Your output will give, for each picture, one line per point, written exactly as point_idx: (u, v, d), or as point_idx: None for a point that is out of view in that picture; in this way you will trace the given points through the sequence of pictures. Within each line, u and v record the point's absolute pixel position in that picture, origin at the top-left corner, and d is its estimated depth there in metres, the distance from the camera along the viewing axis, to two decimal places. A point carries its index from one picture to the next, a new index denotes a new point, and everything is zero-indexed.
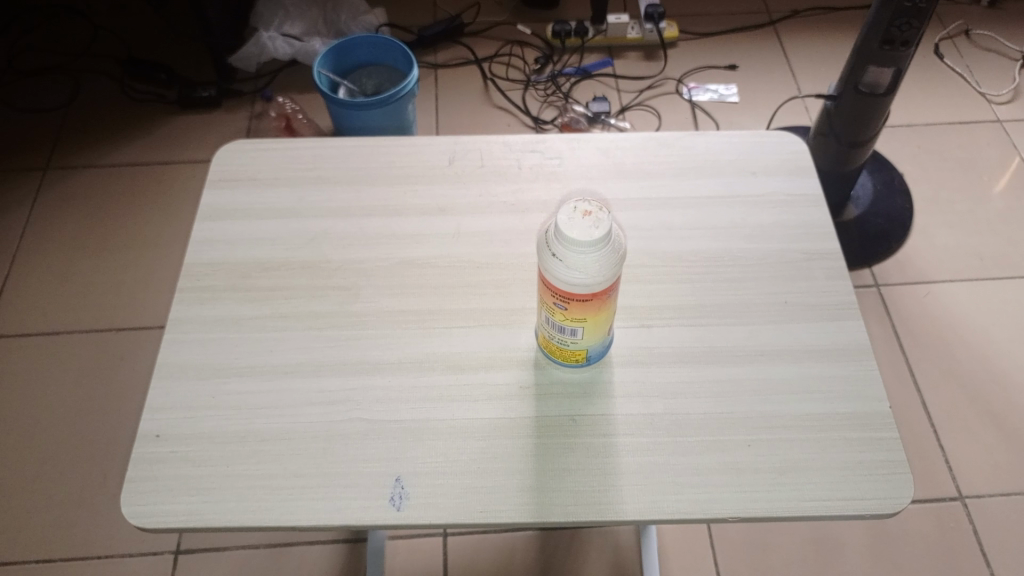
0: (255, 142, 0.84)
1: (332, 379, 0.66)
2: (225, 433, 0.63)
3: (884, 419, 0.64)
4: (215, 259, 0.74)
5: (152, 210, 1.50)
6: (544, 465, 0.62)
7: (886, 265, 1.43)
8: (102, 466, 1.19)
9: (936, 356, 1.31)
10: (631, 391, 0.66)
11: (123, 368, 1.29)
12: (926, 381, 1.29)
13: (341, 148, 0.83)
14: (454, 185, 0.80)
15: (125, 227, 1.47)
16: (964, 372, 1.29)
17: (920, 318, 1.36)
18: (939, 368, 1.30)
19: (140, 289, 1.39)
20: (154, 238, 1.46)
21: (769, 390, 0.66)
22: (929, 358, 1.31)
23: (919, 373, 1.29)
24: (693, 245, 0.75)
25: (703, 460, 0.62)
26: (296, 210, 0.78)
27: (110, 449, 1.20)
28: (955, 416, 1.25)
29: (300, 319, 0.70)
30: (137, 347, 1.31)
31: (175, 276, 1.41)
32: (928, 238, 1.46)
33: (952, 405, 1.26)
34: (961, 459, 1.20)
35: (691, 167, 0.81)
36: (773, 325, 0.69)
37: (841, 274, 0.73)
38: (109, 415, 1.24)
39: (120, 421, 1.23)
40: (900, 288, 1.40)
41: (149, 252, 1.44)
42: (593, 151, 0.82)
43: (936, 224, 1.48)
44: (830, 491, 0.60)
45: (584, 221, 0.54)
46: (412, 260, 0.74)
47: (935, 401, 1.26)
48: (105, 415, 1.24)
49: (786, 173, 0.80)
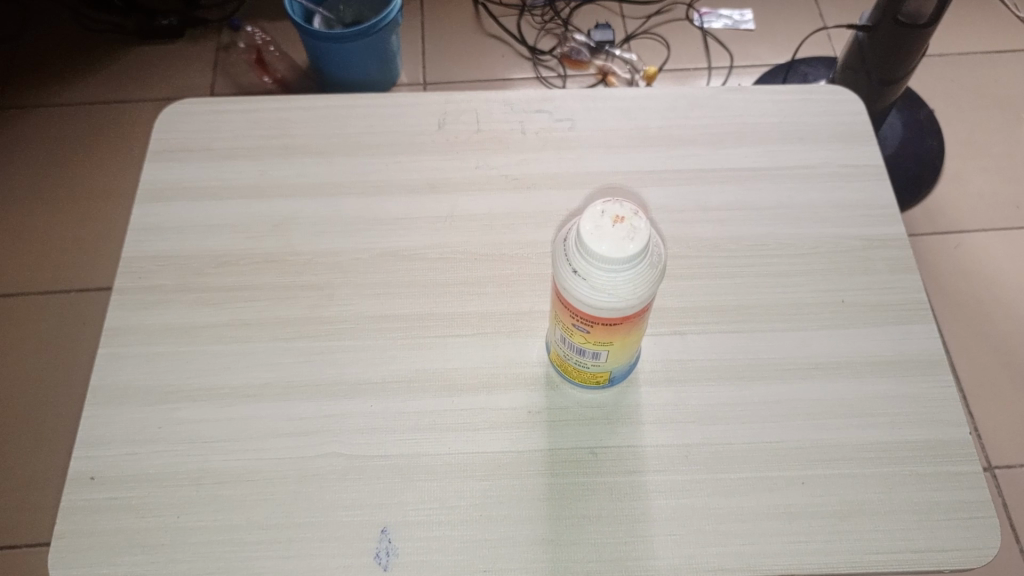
0: (206, 102, 0.70)
1: (304, 405, 0.55)
2: (176, 474, 0.53)
3: (963, 449, 0.54)
4: (161, 251, 0.62)
5: (105, 154, 1.34)
6: (559, 511, 0.52)
7: (914, 213, 1.31)
8: (50, 447, 1.06)
9: (967, 313, 1.20)
10: (661, 416, 0.55)
11: (71, 336, 1.15)
12: (955, 341, 1.18)
13: (310, 109, 0.69)
14: (446, 155, 0.67)
15: (76, 175, 1.32)
16: (998, 333, 1.18)
17: (952, 271, 1.24)
18: (970, 329, 1.19)
19: (91, 243, 1.24)
20: (107, 185, 1.30)
21: (824, 412, 0.55)
22: (960, 315, 1.20)
23: (949, 334, 1.19)
24: (731, 229, 0.63)
25: (749, 503, 0.52)
26: (257, 188, 0.65)
27: (59, 428, 1.08)
28: (986, 379, 1.15)
29: (266, 326, 0.58)
30: (90, 311, 1.18)
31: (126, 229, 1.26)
32: (962, 184, 1.33)
33: (982, 369, 1.15)
34: (992, 427, 1.11)
35: (727, 132, 0.68)
36: (829, 331, 0.58)
37: (907, 266, 0.61)
38: (56, 390, 1.11)
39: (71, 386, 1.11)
40: (929, 239, 1.28)
41: (103, 201, 1.29)
42: (612, 113, 0.69)
43: (970, 167, 1.35)
44: (901, 540, 0.51)
45: (615, 230, 0.42)
46: (399, 251, 0.62)
47: (964, 364, 1.16)
48: (53, 390, 1.11)
49: (840, 138, 0.67)
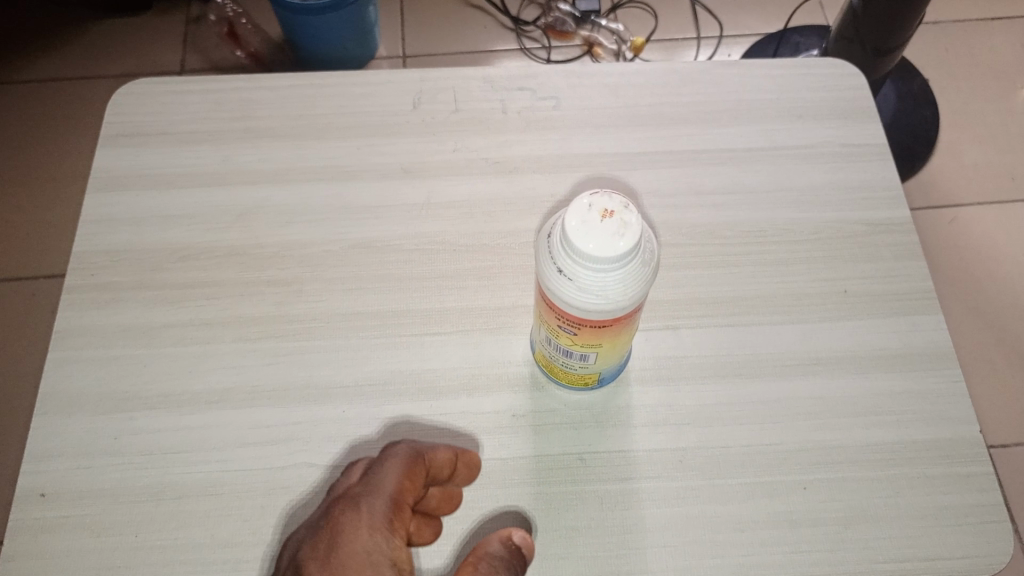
0: (163, 82, 0.65)
1: (272, 411, 0.51)
2: (134, 489, 0.49)
3: (973, 447, 0.51)
4: (115, 245, 0.57)
5: (51, 132, 1.22)
6: (546, 523, 0.49)
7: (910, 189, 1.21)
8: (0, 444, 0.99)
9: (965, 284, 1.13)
10: (653, 418, 0.52)
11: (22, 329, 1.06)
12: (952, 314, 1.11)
13: (275, 89, 0.64)
14: (422, 137, 0.62)
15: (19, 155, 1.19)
16: (997, 307, 1.11)
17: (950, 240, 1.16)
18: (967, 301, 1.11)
19: (39, 228, 1.13)
20: (55, 165, 1.19)
21: (827, 411, 0.52)
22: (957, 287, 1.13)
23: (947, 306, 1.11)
24: (726, 214, 0.59)
25: (747, 510, 0.49)
26: (219, 175, 0.60)
27: (9, 424, 1.00)
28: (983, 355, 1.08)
29: (229, 326, 0.54)
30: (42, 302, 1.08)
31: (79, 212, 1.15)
32: (957, 156, 1.23)
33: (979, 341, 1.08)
34: (990, 406, 1.05)
35: (722, 110, 0.64)
36: (832, 323, 0.55)
37: (912, 252, 0.58)
38: (8, 385, 1.03)
39: (24, 379, 1.03)
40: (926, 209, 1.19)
41: (51, 182, 1.17)
42: (599, 90, 0.65)
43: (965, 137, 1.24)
44: (908, 548, 0.48)
45: (604, 226, 0.38)
46: (372, 243, 0.58)
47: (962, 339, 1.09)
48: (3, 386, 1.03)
49: (841, 115, 0.64)
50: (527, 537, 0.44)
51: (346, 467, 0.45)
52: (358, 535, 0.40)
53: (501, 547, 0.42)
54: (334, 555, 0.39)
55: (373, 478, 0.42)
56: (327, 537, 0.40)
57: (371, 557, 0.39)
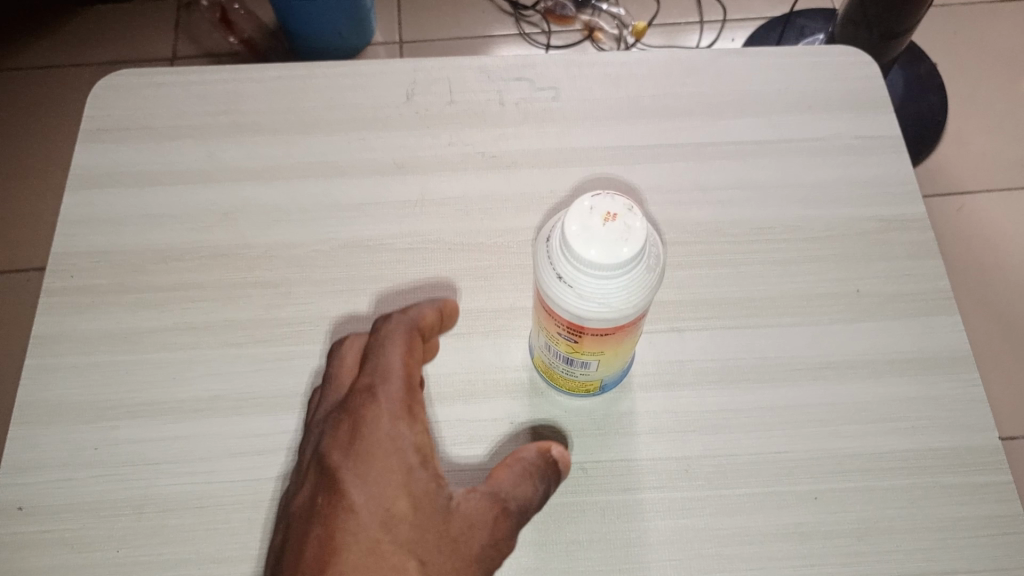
0: (146, 74, 0.62)
1: (259, 420, 0.49)
2: (116, 503, 0.47)
3: (991, 456, 0.49)
4: (96, 245, 0.55)
5: (32, 124, 1.18)
6: (546, 536, 0.47)
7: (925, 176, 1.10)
8: None
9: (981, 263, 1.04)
10: (657, 426, 0.50)
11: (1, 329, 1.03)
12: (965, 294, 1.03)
13: (262, 81, 0.62)
14: (415, 131, 0.60)
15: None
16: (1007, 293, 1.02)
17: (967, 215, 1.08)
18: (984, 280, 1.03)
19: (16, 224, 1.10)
20: (36, 159, 1.16)
21: (839, 418, 0.50)
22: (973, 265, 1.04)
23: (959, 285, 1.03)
24: (733, 211, 0.57)
25: (756, 522, 0.47)
26: (205, 171, 0.58)
27: None
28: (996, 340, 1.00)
29: (215, 330, 0.52)
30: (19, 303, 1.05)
31: (56, 210, 1.12)
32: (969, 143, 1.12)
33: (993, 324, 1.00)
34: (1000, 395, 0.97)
35: (728, 101, 0.61)
36: (843, 326, 0.53)
37: (927, 250, 0.55)
38: None
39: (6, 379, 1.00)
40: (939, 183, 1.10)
41: (31, 177, 1.14)
42: (600, 80, 0.62)
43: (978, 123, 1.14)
44: (923, 562, 0.46)
45: (606, 231, 0.36)
46: (364, 242, 0.55)
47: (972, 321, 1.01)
48: None
49: (852, 106, 0.61)
50: (563, 450, 0.45)
51: (342, 355, 0.45)
52: (380, 426, 0.39)
53: (537, 455, 0.43)
54: (360, 446, 0.39)
55: (378, 365, 0.41)
56: (349, 429, 0.40)
57: (398, 448, 0.39)
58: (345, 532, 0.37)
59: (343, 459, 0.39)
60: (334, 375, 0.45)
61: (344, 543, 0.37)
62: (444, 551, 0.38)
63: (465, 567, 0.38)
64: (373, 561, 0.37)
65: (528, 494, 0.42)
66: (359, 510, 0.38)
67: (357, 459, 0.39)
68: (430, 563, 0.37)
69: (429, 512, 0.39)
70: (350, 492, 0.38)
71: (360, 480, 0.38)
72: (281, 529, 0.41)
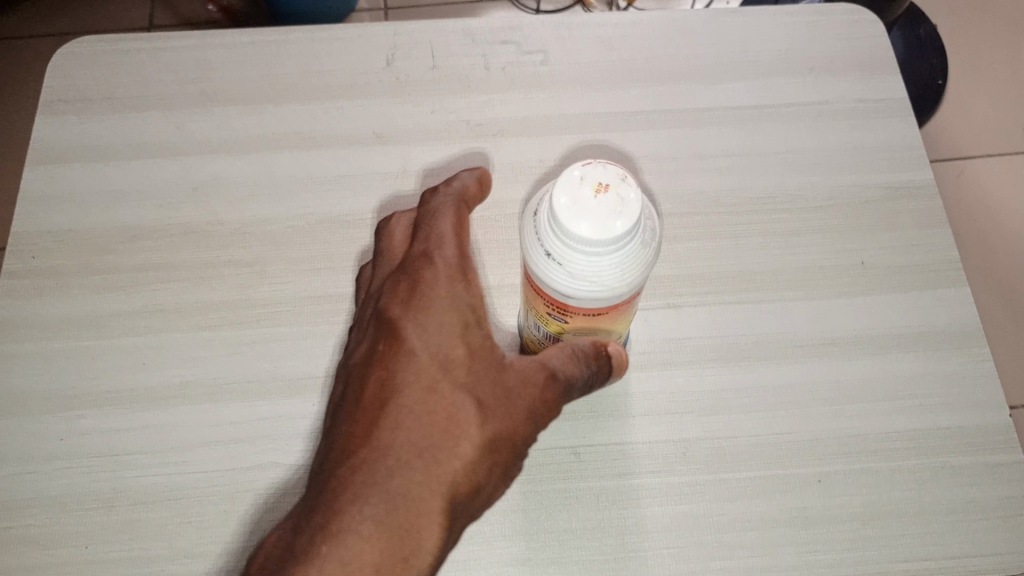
0: (109, 40, 0.59)
1: (234, 407, 0.47)
2: (83, 497, 0.45)
3: (1002, 435, 0.46)
4: (58, 224, 0.52)
5: None
6: (538, 525, 0.44)
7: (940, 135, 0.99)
8: None
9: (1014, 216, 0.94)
10: (652, 408, 0.47)
11: None
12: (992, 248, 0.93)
13: (232, 47, 0.58)
14: (396, 99, 0.57)
15: None
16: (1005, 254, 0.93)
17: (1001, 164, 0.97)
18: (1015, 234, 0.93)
19: None
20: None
21: (844, 397, 0.47)
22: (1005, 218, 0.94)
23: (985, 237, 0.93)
24: (732, 180, 0.54)
25: (757, 508, 0.45)
26: (173, 144, 0.55)
27: None
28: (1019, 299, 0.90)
29: (186, 313, 0.49)
30: None
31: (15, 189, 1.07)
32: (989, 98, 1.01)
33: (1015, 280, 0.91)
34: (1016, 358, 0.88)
35: (725, 63, 0.58)
36: (847, 300, 0.50)
37: (935, 220, 0.53)
38: None
39: None
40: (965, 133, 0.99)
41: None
42: (590, 43, 0.59)
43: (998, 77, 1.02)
44: (931, 547, 0.44)
45: (598, 204, 0.33)
46: (343, 218, 0.52)
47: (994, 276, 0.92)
48: None
49: (856, 68, 0.58)
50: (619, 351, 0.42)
51: (391, 225, 0.43)
52: (439, 284, 0.38)
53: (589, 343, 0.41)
54: (418, 298, 0.38)
55: (430, 229, 0.39)
56: (406, 283, 0.39)
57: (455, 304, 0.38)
58: (404, 376, 0.37)
59: (401, 308, 0.38)
60: (382, 249, 0.43)
61: (403, 387, 0.37)
62: (499, 401, 0.38)
63: (519, 419, 0.38)
64: (431, 404, 0.36)
65: (574, 374, 0.40)
66: (417, 357, 0.37)
67: (414, 310, 0.38)
68: (485, 408, 0.37)
69: (485, 366, 0.38)
70: (409, 340, 0.38)
71: (418, 330, 0.38)
72: (340, 381, 0.40)
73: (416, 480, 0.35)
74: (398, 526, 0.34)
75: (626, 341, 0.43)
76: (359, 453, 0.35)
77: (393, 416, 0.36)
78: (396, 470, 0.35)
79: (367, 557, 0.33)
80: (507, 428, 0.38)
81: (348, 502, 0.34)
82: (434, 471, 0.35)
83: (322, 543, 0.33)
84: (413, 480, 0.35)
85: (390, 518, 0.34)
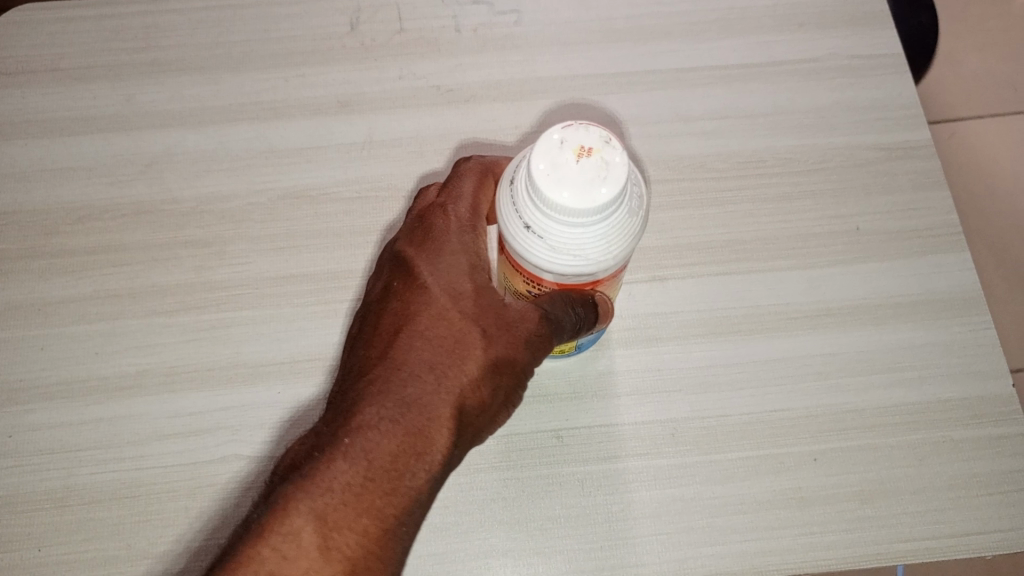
0: (53, 8, 0.55)
1: (194, 396, 0.44)
2: (33, 495, 0.42)
3: (1005, 406, 0.44)
4: (0, 205, 0.49)
5: None
6: (520, 513, 0.42)
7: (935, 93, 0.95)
8: None
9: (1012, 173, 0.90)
10: (638, 387, 0.45)
11: None
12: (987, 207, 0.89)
13: (184, 12, 0.55)
14: (361, 63, 0.53)
15: None
16: (1000, 220, 0.88)
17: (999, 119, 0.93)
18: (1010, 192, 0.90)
19: None
20: None
21: (839, 370, 0.45)
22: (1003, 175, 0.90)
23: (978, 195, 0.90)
24: (719, 143, 0.51)
25: (749, 489, 0.42)
26: (123, 116, 0.51)
27: None
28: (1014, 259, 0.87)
29: (140, 298, 0.46)
30: None
31: None
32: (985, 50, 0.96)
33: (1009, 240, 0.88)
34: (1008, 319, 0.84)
35: (710, 20, 0.55)
36: (842, 267, 0.47)
37: (933, 181, 0.50)
38: None
39: None
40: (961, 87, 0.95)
41: None
42: (567, 1, 0.55)
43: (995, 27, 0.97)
44: (934, 525, 0.41)
45: (578, 170, 0.30)
46: (306, 192, 0.49)
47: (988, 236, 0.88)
48: None
49: (848, 21, 0.55)
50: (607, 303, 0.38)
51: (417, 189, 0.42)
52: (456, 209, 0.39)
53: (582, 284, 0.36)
54: (433, 232, 0.38)
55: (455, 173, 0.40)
56: (426, 216, 0.39)
57: (467, 240, 0.38)
58: (418, 302, 0.37)
59: (416, 243, 0.38)
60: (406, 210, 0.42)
61: (416, 311, 0.36)
62: (505, 326, 0.36)
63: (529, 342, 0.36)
64: (441, 326, 0.36)
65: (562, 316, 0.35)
66: (435, 275, 0.37)
67: (432, 237, 0.38)
68: (498, 325, 0.36)
69: (495, 293, 0.37)
70: (428, 262, 0.38)
71: (431, 259, 0.37)
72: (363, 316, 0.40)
73: (426, 391, 0.35)
74: (412, 427, 0.34)
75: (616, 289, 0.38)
76: (376, 367, 0.36)
77: (407, 334, 0.36)
78: (411, 378, 0.35)
79: (383, 448, 0.34)
80: (519, 350, 0.36)
81: (365, 403, 0.35)
82: (445, 384, 0.35)
83: (343, 438, 0.34)
84: (425, 389, 0.35)
85: (402, 420, 0.34)
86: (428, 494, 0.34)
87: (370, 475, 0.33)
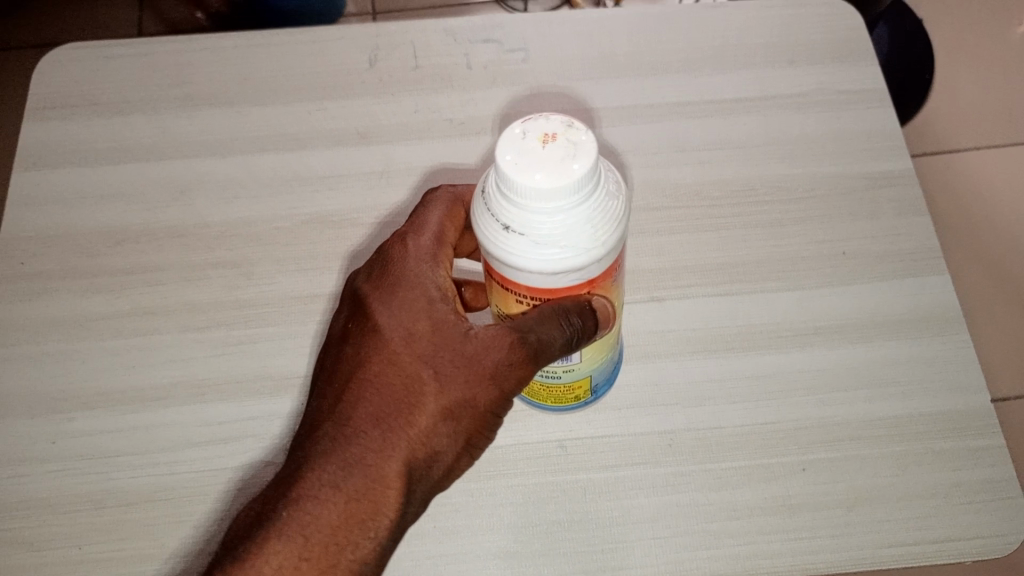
0: (94, 46, 0.59)
1: (222, 406, 0.47)
2: (73, 497, 0.45)
3: (984, 419, 0.47)
4: (44, 227, 0.52)
5: None
6: (526, 517, 0.45)
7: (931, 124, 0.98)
8: None
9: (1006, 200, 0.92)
10: (638, 400, 0.48)
11: None
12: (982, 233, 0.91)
13: (215, 50, 0.59)
14: (379, 98, 0.57)
15: None
16: (995, 246, 0.91)
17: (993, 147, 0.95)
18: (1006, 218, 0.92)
19: None
20: None
21: (827, 385, 0.48)
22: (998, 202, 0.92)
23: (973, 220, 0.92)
24: (715, 172, 0.54)
25: (742, 496, 0.45)
26: (158, 146, 0.55)
27: None
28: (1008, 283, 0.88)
29: (172, 314, 0.50)
30: None
31: None
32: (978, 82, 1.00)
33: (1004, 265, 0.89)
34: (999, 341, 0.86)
35: (705, 57, 0.58)
36: (830, 289, 0.50)
37: (916, 207, 0.53)
38: None
39: None
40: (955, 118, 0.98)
41: None
42: (571, 39, 0.59)
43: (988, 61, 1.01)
44: (917, 530, 0.44)
45: (547, 152, 0.32)
46: (327, 217, 0.53)
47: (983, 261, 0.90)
48: None
49: (835, 58, 0.58)
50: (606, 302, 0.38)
51: None
52: (408, 266, 0.41)
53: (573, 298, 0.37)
54: (386, 284, 0.40)
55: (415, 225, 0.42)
56: (378, 271, 0.41)
57: (420, 282, 0.40)
58: (371, 349, 0.39)
59: (371, 294, 0.41)
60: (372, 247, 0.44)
61: (365, 363, 0.39)
62: (454, 372, 0.38)
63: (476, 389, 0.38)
64: (389, 378, 0.38)
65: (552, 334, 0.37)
66: (384, 331, 0.39)
67: (383, 293, 0.40)
68: (445, 376, 0.38)
69: (448, 336, 0.39)
70: (378, 318, 0.40)
71: (384, 310, 0.40)
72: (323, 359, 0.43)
73: (371, 448, 0.37)
74: (358, 486, 0.37)
75: (613, 292, 0.39)
76: (328, 421, 0.38)
77: (356, 389, 0.39)
78: (357, 437, 0.38)
79: (328, 512, 0.36)
80: (467, 398, 0.38)
81: (312, 466, 0.37)
82: (388, 440, 0.37)
83: (289, 502, 0.37)
84: (370, 445, 0.37)
85: (348, 479, 0.37)
86: (375, 550, 0.37)
87: (316, 538, 0.36)
